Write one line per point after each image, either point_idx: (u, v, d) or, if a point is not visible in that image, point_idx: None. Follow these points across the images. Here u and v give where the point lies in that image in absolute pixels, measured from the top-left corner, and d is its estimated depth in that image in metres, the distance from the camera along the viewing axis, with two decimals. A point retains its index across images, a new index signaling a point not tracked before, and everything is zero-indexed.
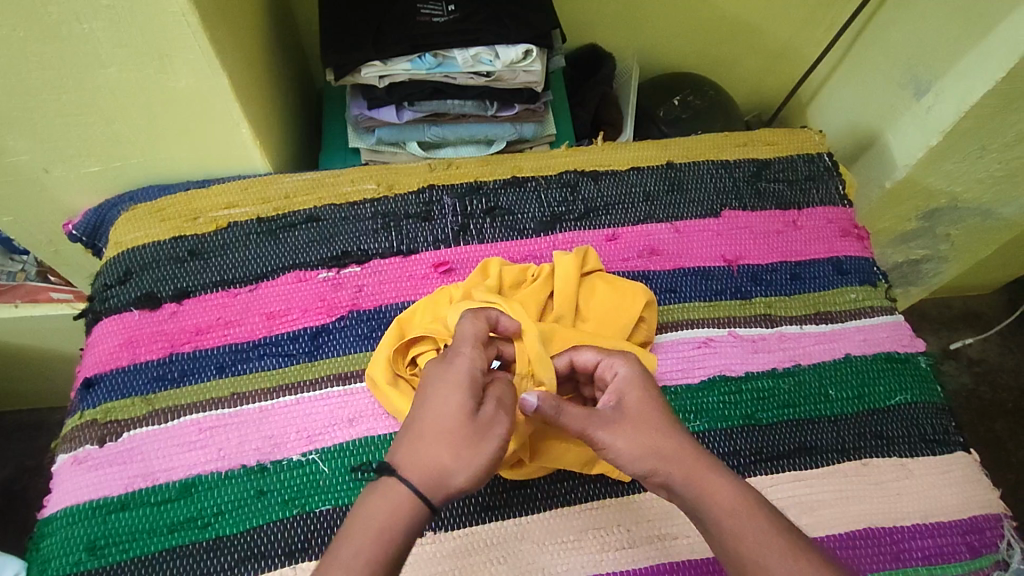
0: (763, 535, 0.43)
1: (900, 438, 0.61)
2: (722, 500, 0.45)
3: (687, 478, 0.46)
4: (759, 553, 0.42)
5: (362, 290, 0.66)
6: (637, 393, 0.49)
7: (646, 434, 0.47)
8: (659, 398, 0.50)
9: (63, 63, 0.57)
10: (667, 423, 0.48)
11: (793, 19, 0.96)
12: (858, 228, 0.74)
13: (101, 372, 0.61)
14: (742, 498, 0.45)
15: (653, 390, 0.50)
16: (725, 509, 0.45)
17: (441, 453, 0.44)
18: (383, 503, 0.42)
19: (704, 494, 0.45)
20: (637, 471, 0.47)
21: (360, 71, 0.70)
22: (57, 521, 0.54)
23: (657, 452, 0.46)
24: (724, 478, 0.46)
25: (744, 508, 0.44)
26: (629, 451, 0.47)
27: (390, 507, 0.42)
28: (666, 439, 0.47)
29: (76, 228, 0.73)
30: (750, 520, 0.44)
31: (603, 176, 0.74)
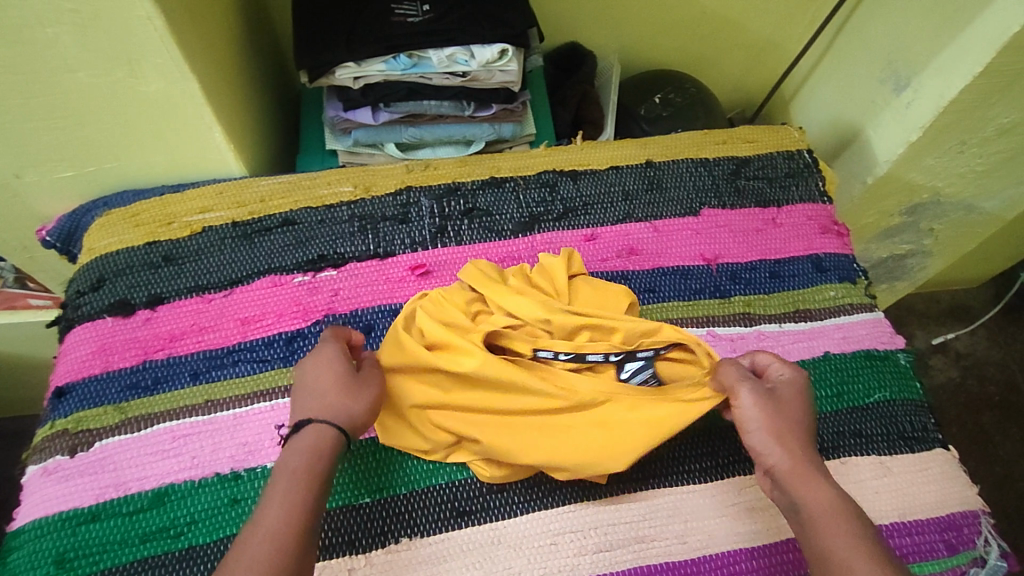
0: (852, 544, 0.44)
1: (879, 436, 0.61)
2: (815, 496, 0.47)
3: (791, 470, 0.49)
4: (847, 554, 0.44)
5: (338, 294, 0.65)
6: (791, 394, 0.53)
7: (785, 423, 0.51)
8: (808, 410, 0.53)
9: (28, 68, 0.56)
10: (802, 428, 0.52)
11: (775, 15, 0.96)
12: (837, 225, 0.74)
13: (73, 381, 0.60)
14: (837, 503, 0.47)
15: (797, 395, 0.53)
16: (820, 510, 0.47)
17: (333, 396, 0.52)
18: (308, 447, 0.49)
19: (799, 490, 0.48)
20: (753, 445, 0.51)
21: (335, 72, 0.69)
22: (26, 534, 0.53)
23: (778, 440, 0.50)
24: (829, 488, 0.48)
25: (838, 513, 0.46)
26: (758, 427, 0.51)
27: (314, 448, 0.49)
28: (791, 436, 0.50)
29: (49, 234, 0.72)
30: (845, 525, 0.46)
31: (581, 175, 0.74)
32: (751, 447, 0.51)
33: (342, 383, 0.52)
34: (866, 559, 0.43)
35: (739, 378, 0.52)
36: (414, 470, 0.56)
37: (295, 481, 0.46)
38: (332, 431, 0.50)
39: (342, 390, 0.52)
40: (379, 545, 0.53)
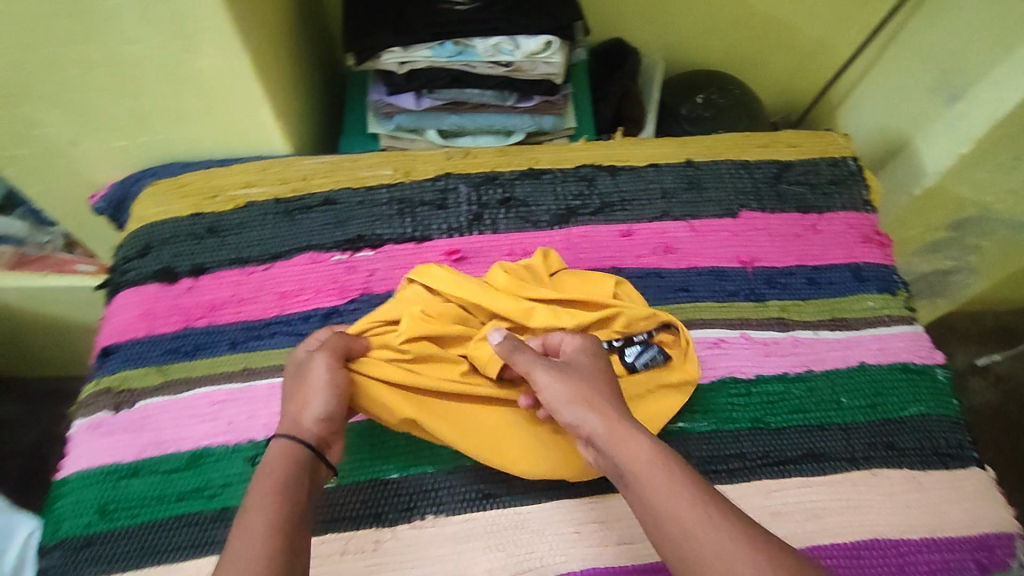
0: (678, 495, 0.41)
1: (912, 450, 0.60)
2: (634, 453, 0.44)
3: (607, 434, 0.46)
4: (677, 511, 0.41)
5: (374, 274, 0.66)
6: (591, 362, 0.52)
7: (597, 389, 0.48)
8: (607, 372, 0.51)
9: (89, 38, 0.58)
10: (609, 390, 0.49)
11: (825, 18, 0.94)
12: (880, 235, 0.72)
13: (118, 342, 0.63)
14: (659, 455, 0.44)
15: (590, 358, 0.52)
16: (640, 468, 0.43)
17: (289, 410, 0.50)
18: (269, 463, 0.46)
19: (618, 451, 0.45)
20: (568, 417, 0.48)
21: (380, 57, 0.70)
22: (71, 483, 0.56)
23: (590, 405, 0.47)
24: (642, 438, 0.45)
25: (659, 467, 0.43)
26: (567, 398, 0.48)
27: (272, 463, 0.46)
28: (598, 398, 0.48)
29: (101, 201, 0.75)
30: (668, 477, 0.42)
31: (620, 171, 0.73)
32: (569, 421, 0.48)
33: (295, 393, 0.51)
34: (691, 507, 0.41)
35: (530, 363, 0.50)
36: (442, 450, 0.57)
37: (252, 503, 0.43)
38: (290, 441, 0.47)
39: (295, 401, 0.50)
40: (406, 520, 0.54)
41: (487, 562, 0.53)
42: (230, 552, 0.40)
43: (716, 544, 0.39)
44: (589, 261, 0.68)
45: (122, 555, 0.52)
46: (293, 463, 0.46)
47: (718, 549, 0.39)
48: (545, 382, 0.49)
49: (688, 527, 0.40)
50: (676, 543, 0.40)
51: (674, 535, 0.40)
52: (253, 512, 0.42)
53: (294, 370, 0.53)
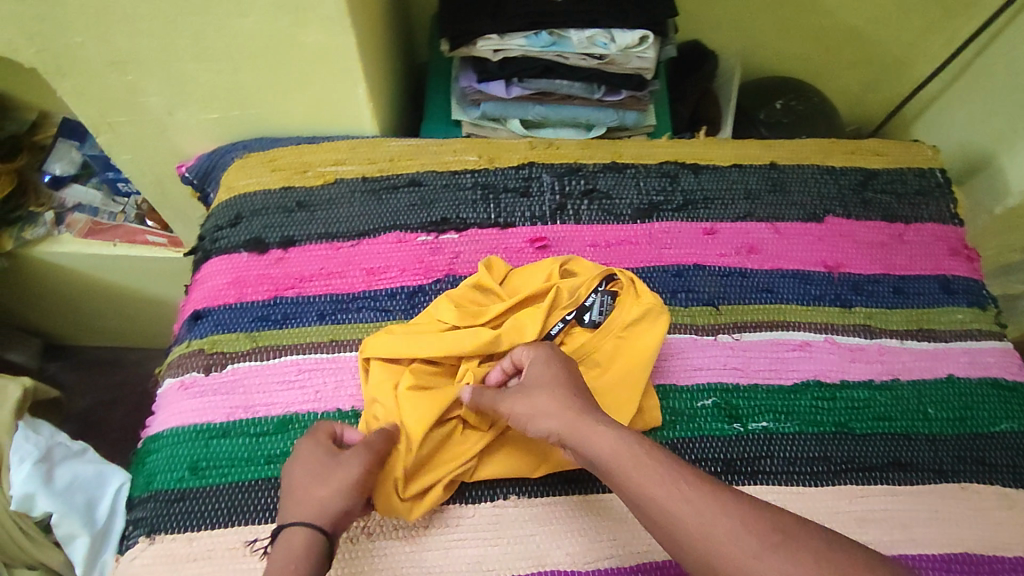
0: (648, 476, 0.43)
1: (1004, 466, 0.58)
2: (599, 445, 0.46)
3: (571, 433, 0.48)
4: (653, 490, 0.42)
5: (458, 257, 0.67)
6: (551, 366, 0.53)
7: (555, 395, 0.50)
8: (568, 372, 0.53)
9: (206, 10, 0.60)
10: (569, 391, 0.51)
11: (908, 31, 0.93)
12: (968, 249, 0.71)
13: (209, 307, 0.64)
14: (619, 441, 0.45)
15: (555, 364, 0.53)
16: (607, 458, 0.45)
17: (310, 496, 0.48)
18: (285, 555, 0.45)
19: (586, 448, 0.46)
20: (537, 430, 0.50)
21: (476, 44, 0.72)
22: (164, 440, 0.57)
23: (554, 413, 0.49)
24: (605, 430, 0.47)
25: (624, 452, 0.45)
26: (533, 412, 0.50)
27: (292, 555, 0.45)
28: (558, 403, 0.50)
29: (189, 170, 0.77)
30: (630, 460, 0.44)
31: (704, 170, 0.73)
32: (536, 433, 0.50)
33: (314, 476, 0.49)
34: (663, 483, 0.42)
35: (495, 398, 0.53)
36: None
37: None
38: (313, 535, 0.46)
39: (311, 488, 0.48)
40: (488, 498, 0.54)
41: (569, 546, 0.53)
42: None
43: (687, 513, 0.40)
44: (672, 256, 0.68)
45: (212, 515, 0.53)
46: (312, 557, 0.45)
47: (691, 518, 0.40)
48: (509, 399, 0.51)
49: (664, 505, 0.41)
50: (658, 524, 0.41)
51: (654, 518, 0.42)
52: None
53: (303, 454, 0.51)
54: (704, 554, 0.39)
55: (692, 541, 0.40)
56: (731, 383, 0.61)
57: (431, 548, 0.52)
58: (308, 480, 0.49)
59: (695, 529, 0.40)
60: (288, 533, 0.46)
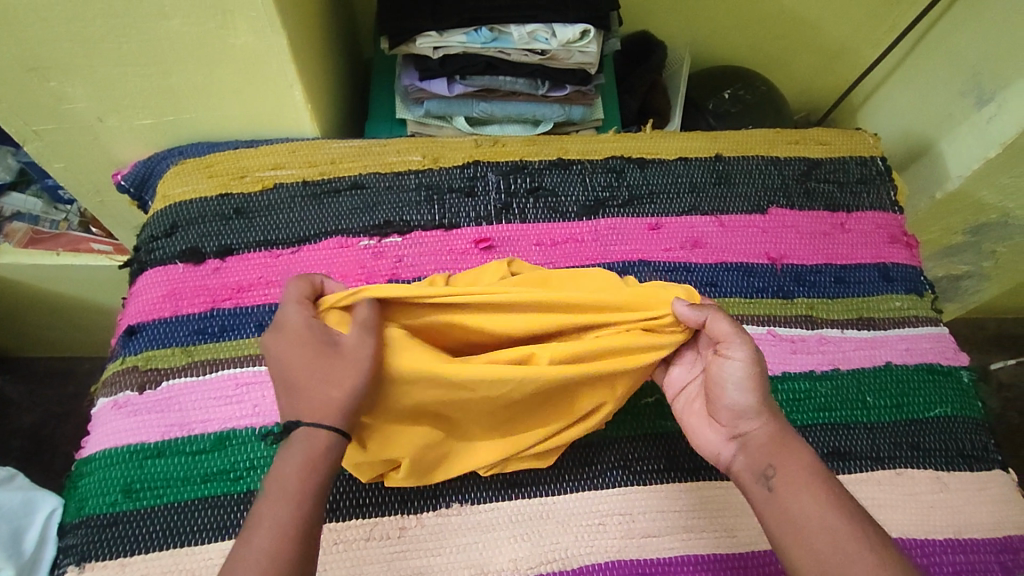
0: (818, 505, 0.44)
1: (937, 451, 0.60)
2: (795, 462, 0.46)
3: (770, 439, 0.47)
4: (825, 523, 0.43)
5: (402, 261, 0.66)
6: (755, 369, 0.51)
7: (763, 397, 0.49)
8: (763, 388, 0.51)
9: (125, 12, 0.57)
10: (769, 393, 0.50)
11: (853, 17, 0.93)
12: (907, 236, 0.72)
13: (144, 321, 0.62)
14: (812, 468, 0.46)
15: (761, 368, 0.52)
16: (795, 475, 0.45)
17: (313, 389, 0.46)
18: (294, 451, 0.44)
19: (782, 457, 0.46)
20: (737, 403, 0.48)
21: (415, 41, 0.70)
22: (97, 462, 0.56)
23: (770, 407, 0.48)
24: (806, 454, 0.47)
25: (817, 478, 0.45)
26: (740, 382, 0.48)
27: (301, 449, 0.44)
28: (768, 401, 0.49)
29: (125, 178, 0.73)
30: (817, 488, 0.45)
31: (649, 164, 0.73)
32: (734, 406, 0.49)
33: (312, 364, 0.46)
34: (844, 523, 0.43)
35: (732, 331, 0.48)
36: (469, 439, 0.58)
37: (274, 490, 0.43)
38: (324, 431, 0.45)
39: (312, 385, 0.46)
40: (431, 507, 0.54)
41: (511, 551, 0.53)
42: (249, 534, 0.42)
43: (856, 559, 0.41)
44: (617, 253, 0.68)
45: (147, 537, 0.52)
46: (323, 453, 0.45)
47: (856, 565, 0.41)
48: (729, 360, 0.49)
49: (832, 534, 0.42)
50: (801, 536, 0.43)
51: (808, 535, 0.43)
52: (275, 500, 0.43)
53: (293, 337, 0.47)
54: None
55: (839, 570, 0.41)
56: None
57: (374, 560, 0.52)
58: (311, 368, 0.46)
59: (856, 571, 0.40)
60: (298, 431, 0.45)
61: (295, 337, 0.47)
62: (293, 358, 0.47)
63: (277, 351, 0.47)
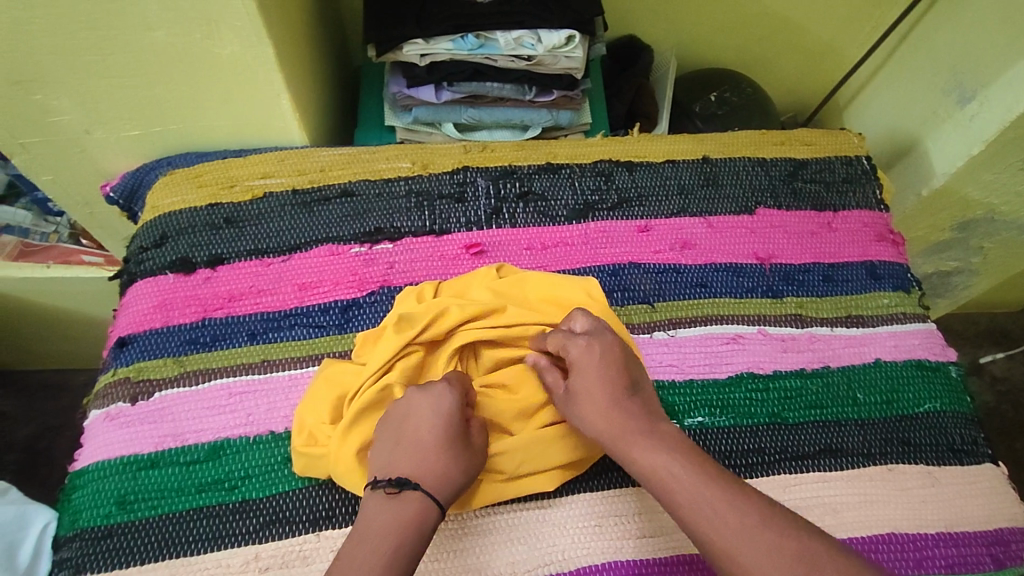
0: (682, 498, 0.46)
1: (927, 446, 0.61)
2: (648, 466, 0.48)
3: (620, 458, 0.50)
4: (695, 518, 0.45)
5: (393, 267, 0.66)
6: (584, 375, 0.53)
7: (602, 407, 0.51)
8: (609, 382, 0.52)
9: (110, 23, 0.57)
10: (609, 408, 0.51)
11: (836, 18, 0.95)
12: (893, 234, 0.73)
13: (135, 333, 0.62)
14: (664, 464, 0.48)
15: (606, 372, 0.52)
16: (655, 485, 0.48)
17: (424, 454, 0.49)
18: (399, 511, 0.46)
19: (637, 470, 0.49)
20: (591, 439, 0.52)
21: (402, 48, 0.71)
22: (89, 474, 0.55)
23: (603, 434, 0.51)
24: (658, 452, 0.48)
25: (674, 476, 0.47)
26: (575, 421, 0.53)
27: (407, 511, 0.46)
28: (601, 425, 0.51)
29: (113, 190, 0.73)
30: (674, 485, 0.46)
31: (637, 167, 0.73)
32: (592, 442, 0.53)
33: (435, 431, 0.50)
34: (710, 513, 0.44)
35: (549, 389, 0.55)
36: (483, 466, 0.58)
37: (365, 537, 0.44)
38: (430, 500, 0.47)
39: (433, 445, 0.49)
40: None
41: (509, 555, 0.53)
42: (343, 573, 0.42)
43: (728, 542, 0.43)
44: (607, 255, 0.68)
45: (141, 549, 0.52)
46: (421, 518, 0.46)
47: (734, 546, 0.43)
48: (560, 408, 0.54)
49: (706, 526, 0.44)
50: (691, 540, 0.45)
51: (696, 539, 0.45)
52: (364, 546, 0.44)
53: (434, 401, 0.52)
54: None
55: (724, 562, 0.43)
56: (668, 380, 0.61)
57: None
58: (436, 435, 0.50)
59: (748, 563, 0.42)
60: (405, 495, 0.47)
61: (435, 404, 0.51)
62: (426, 422, 0.50)
63: (407, 404, 0.52)
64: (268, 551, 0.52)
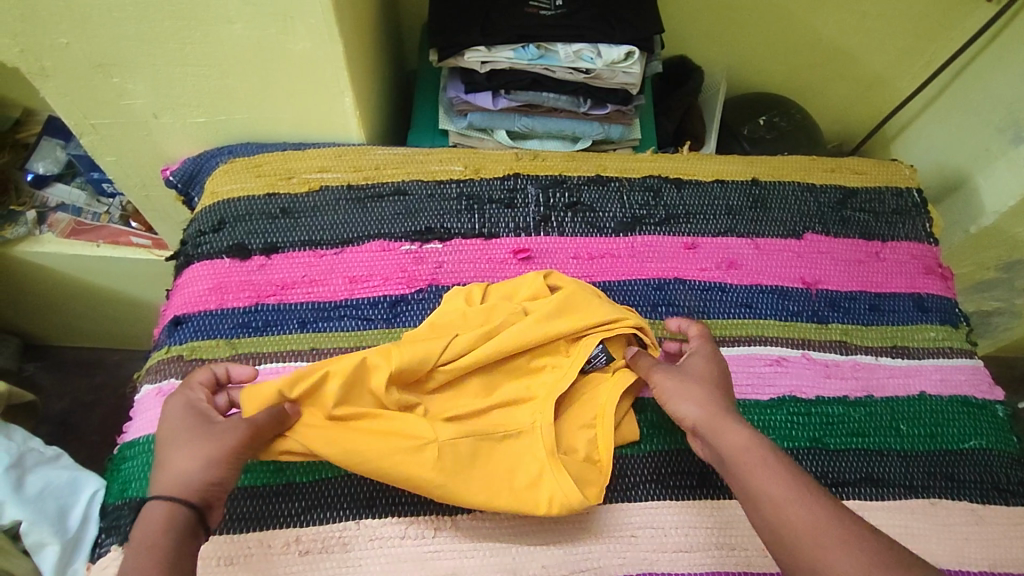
0: (759, 471, 0.47)
1: (971, 483, 0.60)
2: (736, 439, 0.50)
3: (707, 422, 0.52)
4: (764, 485, 0.47)
5: (442, 267, 0.67)
6: (700, 359, 0.57)
7: (701, 388, 0.54)
8: (716, 373, 0.56)
9: (193, 14, 0.60)
10: (713, 387, 0.55)
11: (889, 50, 0.95)
12: (942, 267, 0.72)
13: (189, 313, 0.64)
14: (754, 442, 0.49)
15: (711, 363, 0.57)
16: (734, 452, 0.49)
17: (170, 462, 0.47)
18: (143, 525, 0.44)
19: (719, 439, 0.51)
20: (676, 410, 0.55)
21: (463, 54, 0.72)
22: (140, 446, 0.57)
23: (697, 399, 0.54)
24: (739, 426, 0.51)
25: (754, 448, 0.49)
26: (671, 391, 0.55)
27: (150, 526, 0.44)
28: (702, 392, 0.54)
29: (173, 174, 0.75)
30: (760, 458, 0.48)
31: (686, 185, 0.74)
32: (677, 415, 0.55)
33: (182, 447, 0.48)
34: (779, 485, 0.46)
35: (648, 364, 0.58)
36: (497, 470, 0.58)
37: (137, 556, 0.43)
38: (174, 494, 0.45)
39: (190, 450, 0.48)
40: (466, 510, 0.55)
41: (544, 558, 0.53)
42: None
43: (796, 515, 0.44)
44: (653, 270, 0.68)
45: None
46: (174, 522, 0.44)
47: (803, 522, 0.44)
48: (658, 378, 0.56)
49: (770, 493, 0.46)
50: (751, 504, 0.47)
51: (758, 505, 0.46)
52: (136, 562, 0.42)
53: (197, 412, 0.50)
54: (784, 543, 0.44)
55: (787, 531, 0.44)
56: None
57: (408, 560, 0.53)
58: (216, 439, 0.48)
59: (799, 531, 0.44)
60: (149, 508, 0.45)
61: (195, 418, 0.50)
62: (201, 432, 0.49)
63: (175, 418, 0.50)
64: (309, 535, 0.53)
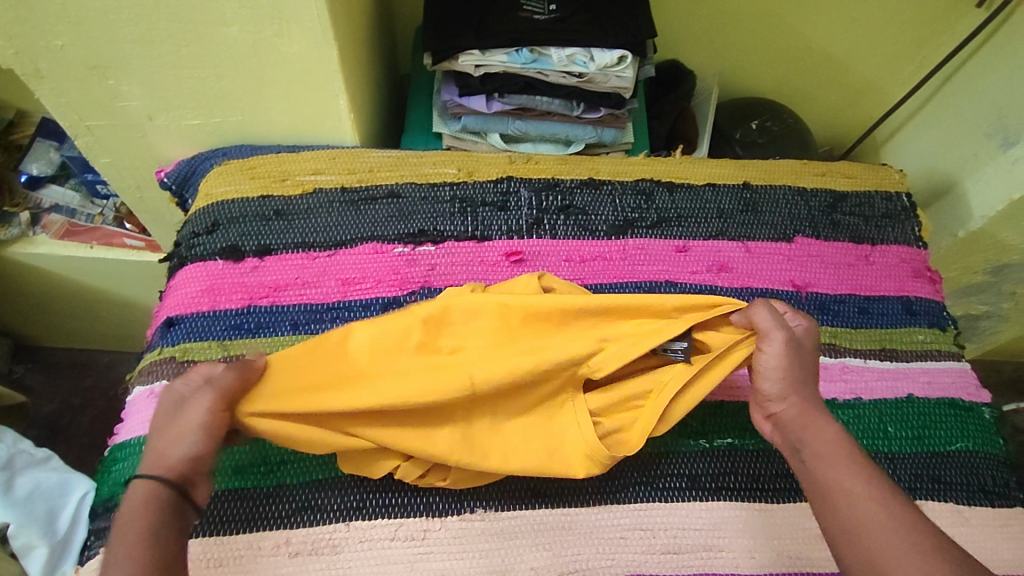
0: (844, 471, 0.48)
1: (958, 485, 0.60)
2: (824, 437, 0.50)
3: (802, 414, 0.52)
4: (845, 484, 0.47)
5: (434, 269, 0.68)
6: (809, 347, 0.56)
7: (800, 378, 0.53)
8: (814, 363, 0.55)
9: (189, 17, 0.60)
10: (809, 379, 0.54)
11: (880, 55, 0.96)
12: (930, 271, 0.73)
13: (182, 314, 0.64)
14: (841, 443, 0.49)
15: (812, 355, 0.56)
16: (824, 448, 0.49)
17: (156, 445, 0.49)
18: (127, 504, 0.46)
19: (805, 431, 0.51)
20: (768, 389, 0.54)
21: (458, 58, 0.73)
22: (131, 448, 0.57)
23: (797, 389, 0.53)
24: (829, 424, 0.51)
25: (842, 448, 0.49)
26: (773, 369, 0.53)
27: (130, 502, 0.46)
28: (803, 384, 0.53)
29: (167, 176, 0.76)
30: (846, 457, 0.48)
31: (678, 189, 0.74)
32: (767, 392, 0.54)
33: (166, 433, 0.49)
34: (861, 486, 0.47)
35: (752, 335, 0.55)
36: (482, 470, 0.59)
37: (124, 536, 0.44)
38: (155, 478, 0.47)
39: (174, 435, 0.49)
40: (455, 512, 0.55)
41: (533, 560, 0.53)
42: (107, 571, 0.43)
43: (876, 515, 0.45)
44: (644, 273, 0.69)
45: None
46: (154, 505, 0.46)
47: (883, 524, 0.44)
48: (765, 352, 0.54)
49: (850, 491, 0.46)
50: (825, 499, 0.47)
51: (834, 500, 0.47)
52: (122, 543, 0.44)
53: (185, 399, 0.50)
54: (855, 538, 0.45)
55: (861, 530, 0.45)
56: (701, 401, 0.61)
57: (398, 562, 0.53)
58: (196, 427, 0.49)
59: (874, 531, 0.44)
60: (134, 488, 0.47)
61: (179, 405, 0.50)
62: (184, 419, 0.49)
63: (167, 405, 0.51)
64: (298, 537, 0.53)
